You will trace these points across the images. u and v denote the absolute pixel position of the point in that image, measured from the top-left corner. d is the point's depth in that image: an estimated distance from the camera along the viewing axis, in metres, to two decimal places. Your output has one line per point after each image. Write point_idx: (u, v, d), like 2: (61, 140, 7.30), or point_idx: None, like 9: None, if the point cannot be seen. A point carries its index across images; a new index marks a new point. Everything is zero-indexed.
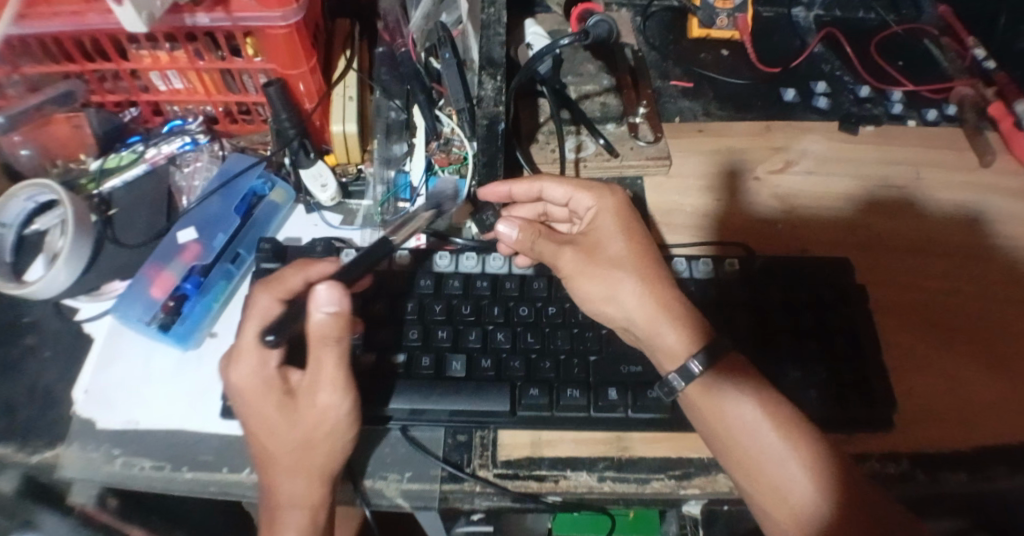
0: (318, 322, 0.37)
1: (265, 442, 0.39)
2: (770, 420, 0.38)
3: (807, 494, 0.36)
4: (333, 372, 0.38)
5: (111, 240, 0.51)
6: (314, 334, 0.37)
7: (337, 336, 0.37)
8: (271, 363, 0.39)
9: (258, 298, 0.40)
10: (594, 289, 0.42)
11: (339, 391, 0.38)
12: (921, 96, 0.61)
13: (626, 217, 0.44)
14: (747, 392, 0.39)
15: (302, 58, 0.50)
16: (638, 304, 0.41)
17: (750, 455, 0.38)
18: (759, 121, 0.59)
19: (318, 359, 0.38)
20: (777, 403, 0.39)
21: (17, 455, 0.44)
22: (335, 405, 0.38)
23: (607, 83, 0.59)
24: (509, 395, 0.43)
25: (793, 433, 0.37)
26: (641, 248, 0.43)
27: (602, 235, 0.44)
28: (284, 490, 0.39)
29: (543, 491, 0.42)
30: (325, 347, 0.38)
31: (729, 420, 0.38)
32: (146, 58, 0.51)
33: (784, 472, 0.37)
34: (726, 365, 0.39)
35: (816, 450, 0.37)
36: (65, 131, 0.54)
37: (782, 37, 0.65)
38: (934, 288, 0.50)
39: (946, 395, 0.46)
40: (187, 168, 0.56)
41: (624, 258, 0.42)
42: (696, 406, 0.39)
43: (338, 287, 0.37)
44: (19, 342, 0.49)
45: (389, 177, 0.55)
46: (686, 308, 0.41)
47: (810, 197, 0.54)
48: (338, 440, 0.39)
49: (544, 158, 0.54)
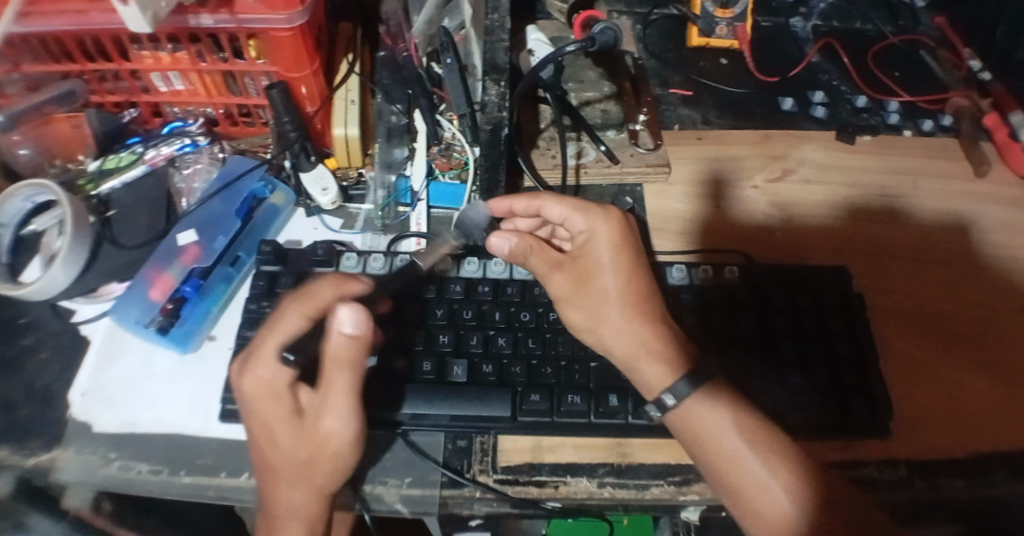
0: (336, 342, 0.36)
1: (267, 454, 0.38)
2: (751, 445, 0.37)
3: (793, 520, 0.35)
4: (343, 395, 0.37)
5: (110, 241, 0.51)
6: (331, 354, 0.36)
7: (352, 358, 0.36)
8: (283, 380, 0.37)
9: (284, 313, 0.39)
10: (579, 318, 0.42)
11: (343, 415, 0.37)
12: (917, 107, 0.61)
13: (622, 242, 0.43)
14: (726, 417, 0.38)
15: (305, 62, 0.50)
16: (626, 333, 0.40)
17: (734, 480, 0.37)
18: (758, 129, 0.59)
19: (328, 380, 0.37)
20: (756, 424, 0.38)
21: (12, 457, 0.43)
22: (339, 429, 0.37)
23: (609, 90, 0.59)
24: (511, 400, 0.43)
25: (774, 455, 0.37)
26: (634, 275, 0.42)
27: (595, 262, 0.42)
28: (284, 499, 0.38)
29: (543, 497, 0.42)
30: (338, 369, 0.36)
31: (712, 443, 0.38)
32: (147, 59, 0.51)
33: (769, 496, 0.36)
34: (704, 385, 0.39)
35: (799, 471, 0.37)
36: (65, 131, 0.54)
37: (781, 46, 0.65)
38: (932, 296, 0.51)
39: (944, 402, 0.46)
40: (186, 170, 0.56)
41: (615, 286, 0.41)
42: (680, 429, 0.39)
43: (361, 309, 0.36)
44: (16, 342, 0.49)
45: (389, 182, 0.54)
46: (668, 335, 0.41)
47: (809, 205, 0.55)
48: (341, 461, 0.38)
49: (545, 164, 0.54)
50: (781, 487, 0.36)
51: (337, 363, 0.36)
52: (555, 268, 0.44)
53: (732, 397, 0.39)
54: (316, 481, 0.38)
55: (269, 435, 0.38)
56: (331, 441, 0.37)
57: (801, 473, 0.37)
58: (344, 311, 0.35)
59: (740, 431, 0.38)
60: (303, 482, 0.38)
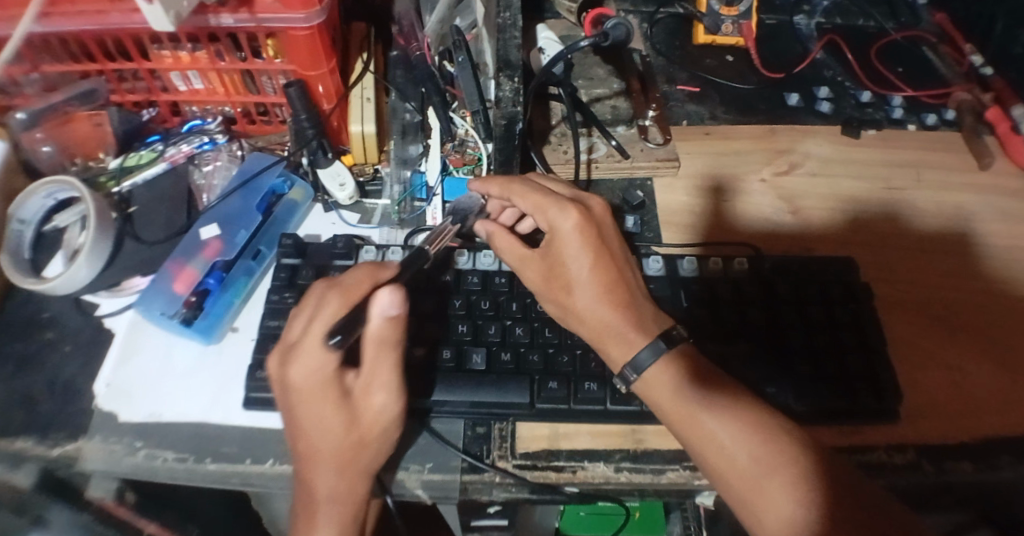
0: (377, 325, 0.39)
1: (309, 438, 0.40)
2: (711, 408, 0.39)
3: (756, 476, 0.37)
4: (389, 373, 0.40)
5: (131, 237, 0.52)
6: (373, 337, 0.40)
7: (395, 338, 0.40)
8: (330, 366, 0.40)
9: (326, 297, 0.41)
10: (550, 309, 0.45)
11: (392, 394, 0.40)
12: (920, 101, 0.62)
13: (584, 231, 0.44)
14: (686, 383, 0.41)
15: (322, 59, 0.51)
16: (598, 315, 0.43)
17: (699, 443, 0.39)
18: (764, 124, 0.60)
19: (375, 364, 0.40)
20: (716, 393, 0.40)
21: (37, 448, 0.44)
22: (387, 406, 0.40)
23: (617, 87, 0.61)
24: (529, 387, 0.45)
25: (733, 418, 0.39)
26: (599, 262, 0.44)
27: (559, 255, 0.45)
28: (323, 485, 0.39)
29: (561, 482, 0.43)
30: (384, 347, 0.40)
31: (679, 417, 0.40)
32: (167, 58, 0.52)
33: (743, 466, 0.38)
34: (660, 358, 0.41)
35: (766, 436, 0.38)
36: (86, 129, 0.56)
37: (785, 43, 0.66)
38: (938, 284, 0.52)
39: (949, 389, 0.47)
40: (206, 167, 0.57)
41: (582, 275, 0.44)
42: (649, 396, 0.41)
43: (398, 292, 0.40)
44: (40, 337, 0.50)
45: (405, 177, 0.55)
46: (643, 308, 0.44)
47: (816, 198, 0.56)
48: (388, 438, 0.41)
49: (557, 159, 0.55)
50: (750, 457, 0.38)
51: (381, 342, 0.40)
52: (525, 262, 0.46)
53: (691, 369, 0.41)
54: (345, 464, 0.40)
55: (307, 422, 0.40)
56: (381, 421, 0.40)
57: (768, 441, 0.38)
58: (386, 294, 0.39)
59: (701, 403, 0.40)
60: (343, 467, 0.40)
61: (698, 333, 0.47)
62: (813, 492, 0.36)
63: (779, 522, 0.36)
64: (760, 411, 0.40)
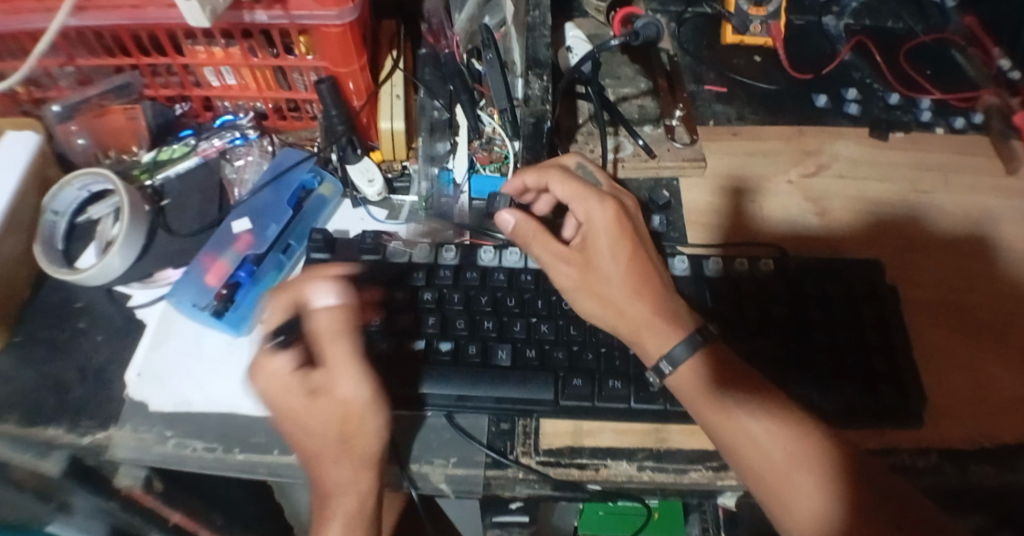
0: (322, 316, 0.42)
1: (304, 439, 0.42)
2: (743, 403, 0.40)
3: (790, 470, 0.38)
4: (346, 362, 0.42)
5: (163, 229, 0.54)
6: (320, 328, 0.42)
7: (342, 324, 0.42)
8: (288, 366, 0.42)
9: (271, 306, 0.44)
10: (585, 304, 0.45)
11: (355, 379, 0.41)
12: (948, 104, 0.62)
13: (620, 226, 0.46)
14: (718, 378, 0.41)
15: (354, 56, 0.52)
16: (634, 311, 0.44)
17: (731, 437, 0.40)
18: (792, 125, 0.60)
19: (327, 353, 0.42)
20: (748, 389, 0.41)
21: (68, 436, 0.45)
22: (356, 392, 0.41)
23: (644, 86, 0.61)
24: (553, 384, 0.45)
25: (766, 413, 0.40)
26: (633, 257, 0.46)
27: (595, 248, 0.46)
28: (334, 477, 0.42)
29: (584, 479, 0.43)
30: (336, 339, 0.42)
31: (709, 410, 0.41)
32: (201, 54, 0.53)
33: (774, 460, 0.39)
34: (695, 352, 0.42)
35: (798, 431, 0.39)
36: (121, 122, 0.56)
37: (813, 44, 0.66)
38: (963, 288, 0.52)
39: (972, 393, 0.47)
40: (238, 162, 0.58)
41: (616, 270, 0.45)
42: (680, 390, 0.42)
43: (338, 284, 0.43)
44: (73, 325, 0.51)
45: (433, 174, 0.56)
46: (678, 308, 0.45)
47: (843, 200, 0.56)
48: (370, 423, 0.41)
49: (583, 157, 0.56)
50: (785, 451, 0.38)
51: (329, 333, 0.42)
52: (563, 256, 0.46)
53: (722, 363, 0.42)
54: (351, 459, 0.42)
55: (294, 424, 0.42)
56: (357, 405, 0.41)
57: (800, 435, 0.39)
58: (320, 287, 0.43)
59: (732, 397, 0.40)
60: (351, 462, 0.42)
61: (724, 333, 0.47)
62: (847, 487, 0.37)
63: (810, 514, 0.37)
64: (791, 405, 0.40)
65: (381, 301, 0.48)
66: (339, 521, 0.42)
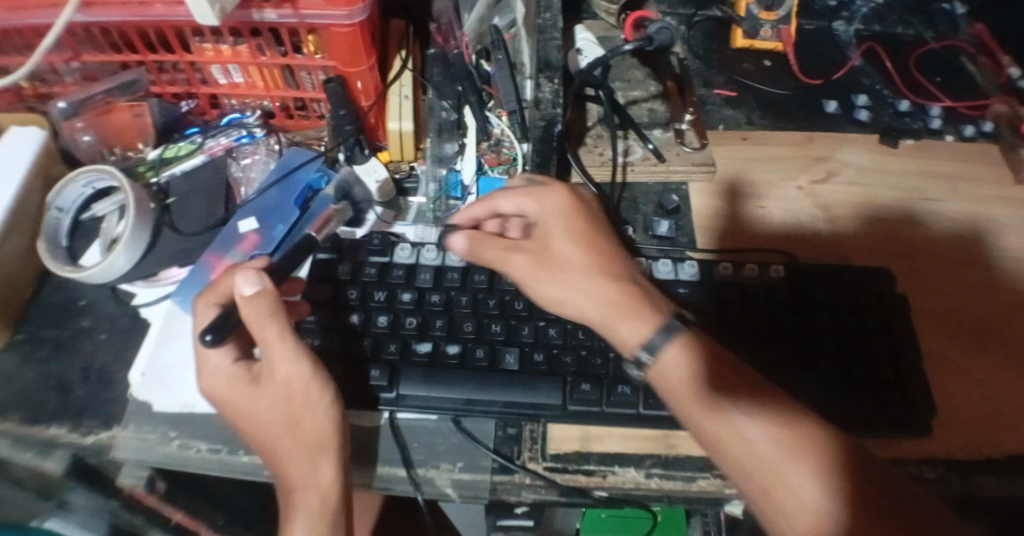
0: (246, 303, 0.42)
1: (258, 435, 0.42)
2: (731, 398, 0.39)
3: (782, 467, 0.36)
4: (281, 343, 0.42)
5: (168, 226, 0.53)
6: (248, 317, 0.42)
7: (268, 308, 0.42)
8: (227, 360, 0.43)
9: (196, 306, 0.44)
10: (547, 291, 0.44)
11: (292, 359, 0.42)
12: (958, 112, 0.61)
13: (575, 212, 0.46)
14: (705, 373, 0.40)
15: (363, 56, 0.51)
16: (593, 299, 0.43)
17: (720, 434, 0.38)
18: (802, 130, 0.60)
19: (263, 340, 0.42)
20: (737, 385, 0.40)
21: (70, 435, 0.45)
22: (295, 370, 0.42)
23: (654, 90, 0.60)
24: (561, 389, 0.45)
25: (756, 408, 0.38)
26: (590, 241, 0.46)
27: (551, 236, 0.46)
28: (295, 472, 0.41)
29: (590, 486, 0.43)
30: (263, 324, 0.42)
31: (698, 410, 0.39)
32: (208, 52, 0.52)
33: (768, 460, 0.37)
34: (674, 338, 0.41)
35: (790, 426, 0.38)
36: (126, 119, 0.56)
37: (823, 49, 0.66)
38: (971, 297, 0.51)
39: (979, 403, 0.47)
40: (244, 160, 0.57)
41: (574, 253, 0.45)
42: (667, 388, 0.41)
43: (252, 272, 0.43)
44: (76, 323, 0.50)
45: (440, 176, 0.55)
46: (641, 294, 0.44)
47: (853, 207, 0.55)
48: (315, 399, 0.42)
49: (592, 161, 0.55)
50: (776, 446, 0.37)
51: (258, 319, 0.41)
52: (517, 249, 0.46)
53: (710, 359, 0.41)
54: (311, 452, 0.41)
55: (240, 416, 0.42)
56: (300, 384, 0.42)
57: (793, 433, 0.37)
58: (241, 277, 0.42)
59: (722, 395, 0.39)
60: (309, 453, 0.41)
61: (734, 340, 0.47)
62: (842, 482, 0.35)
63: (807, 516, 0.35)
64: (784, 402, 0.39)
65: (388, 301, 0.48)
66: (299, 519, 0.41)
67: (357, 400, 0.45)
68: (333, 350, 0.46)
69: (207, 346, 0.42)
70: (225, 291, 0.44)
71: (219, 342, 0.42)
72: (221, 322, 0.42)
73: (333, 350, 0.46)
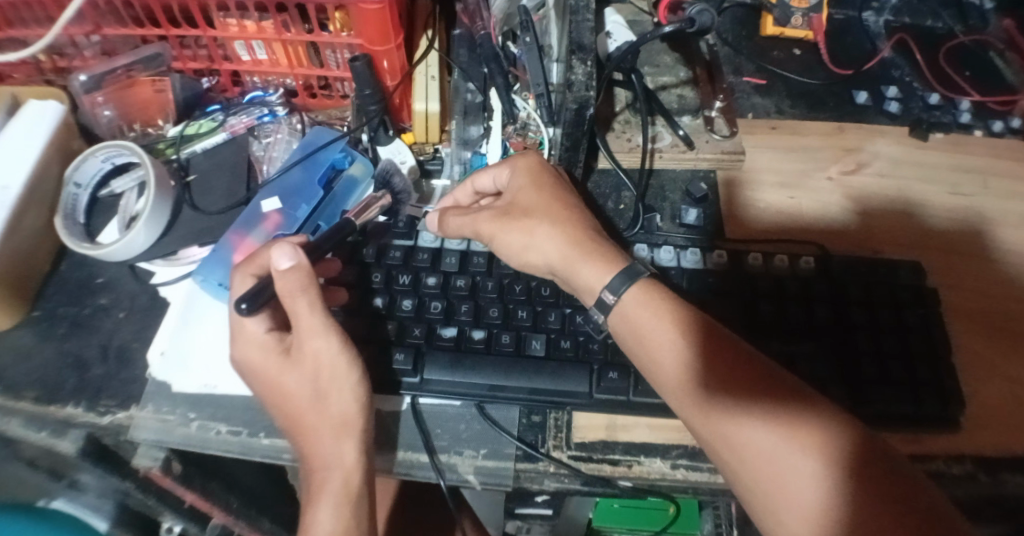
0: (283, 278, 0.41)
1: (286, 408, 0.42)
2: (728, 394, 0.37)
3: (784, 466, 0.35)
4: (310, 319, 0.41)
5: (189, 205, 0.53)
6: (283, 290, 0.41)
7: (301, 284, 0.41)
8: (261, 328, 0.43)
9: (234, 276, 0.44)
10: (516, 238, 0.44)
11: (323, 335, 0.41)
12: (987, 107, 0.60)
13: (540, 169, 0.47)
14: (699, 367, 0.38)
15: (390, 34, 0.50)
16: (554, 244, 0.43)
17: (720, 434, 0.37)
18: (832, 121, 0.59)
19: (295, 313, 0.41)
20: (733, 378, 0.37)
21: (87, 415, 0.44)
22: (324, 348, 0.41)
23: (684, 75, 0.60)
24: (588, 376, 0.44)
25: (753, 405, 0.37)
26: (551, 191, 0.46)
27: (516, 191, 0.46)
28: (320, 451, 0.41)
29: (616, 475, 0.43)
30: (296, 299, 0.41)
31: (697, 407, 0.38)
32: (232, 27, 0.51)
33: (768, 458, 0.35)
34: (635, 281, 0.41)
35: (791, 422, 0.36)
36: (148, 95, 0.55)
37: (853, 40, 0.65)
38: (1000, 293, 0.51)
39: (1009, 401, 0.46)
40: (266, 139, 0.56)
41: (537, 202, 0.45)
42: (664, 382, 0.39)
43: (289, 245, 0.42)
44: (94, 301, 0.50)
45: (465, 158, 0.55)
46: (600, 241, 0.44)
47: (884, 199, 0.55)
48: (341, 379, 0.42)
49: (621, 147, 0.55)
50: (777, 444, 0.35)
51: (292, 294, 0.41)
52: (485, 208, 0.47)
53: (706, 347, 0.39)
54: (338, 433, 0.41)
55: (269, 385, 0.42)
56: (328, 363, 0.41)
57: (797, 429, 0.35)
58: (277, 251, 0.42)
59: (722, 390, 0.37)
60: (333, 435, 0.41)
61: (766, 331, 0.46)
62: (845, 480, 0.34)
63: (808, 515, 0.34)
64: (785, 391, 0.37)
65: (413, 284, 0.47)
66: (326, 499, 0.41)
67: (382, 383, 0.44)
68: (359, 332, 0.45)
69: (242, 315, 0.42)
70: (263, 263, 0.44)
71: (255, 311, 0.42)
72: (257, 291, 0.42)
73: (358, 332, 0.45)
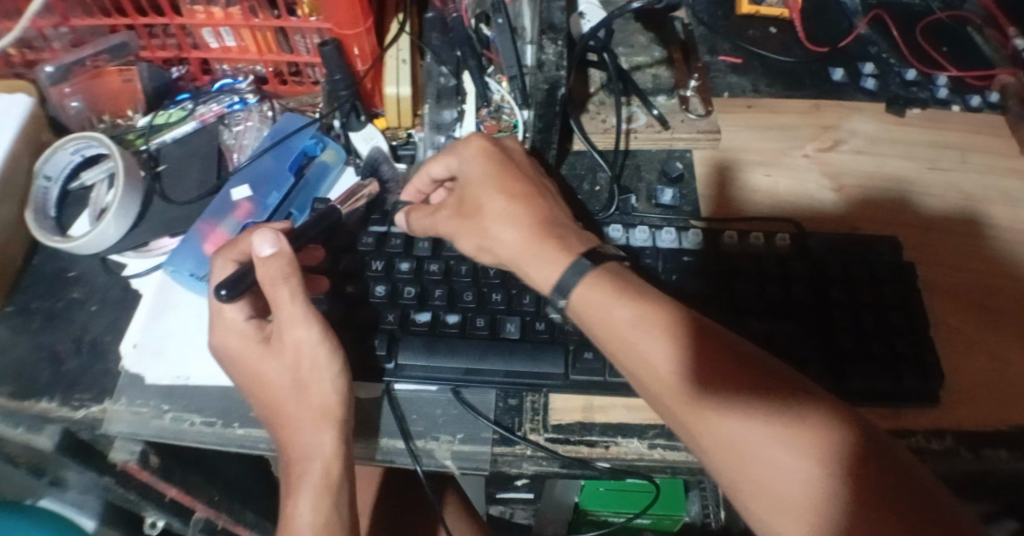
0: (264, 264, 0.41)
1: (263, 397, 0.42)
2: (703, 386, 0.36)
3: (768, 457, 0.34)
4: (291, 306, 0.41)
5: (160, 196, 0.52)
6: (263, 277, 0.41)
7: (282, 272, 0.41)
8: (240, 316, 0.43)
9: (214, 261, 0.43)
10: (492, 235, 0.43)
11: (303, 324, 0.41)
12: (964, 82, 0.60)
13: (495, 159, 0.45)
14: (672, 356, 0.37)
15: (360, 18, 0.50)
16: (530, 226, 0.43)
17: (699, 428, 0.36)
18: (809, 98, 0.59)
19: (275, 300, 0.41)
20: (706, 369, 0.36)
21: (61, 410, 0.44)
22: (303, 336, 0.41)
23: (659, 55, 0.58)
24: (564, 358, 0.44)
25: (730, 396, 0.35)
26: (511, 180, 0.44)
27: (478, 183, 0.45)
28: (299, 441, 0.41)
29: (593, 457, 0.43)
30: (277, 287, 0.41)
31: (685, 405, 0.36)
32: (200, 14, 0.51)
33: (750, 452, 0.34)
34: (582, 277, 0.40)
35: (770, 411, 0.34)
36: (116, 84, 0.55)
37: (830, 17, 0.64)
38: (979, 269, 0.50)
39: (989, 376, 0.46)
40: (237, 127, 0.56)
41: (494, 197, 0.43)
42: (636, 374, 0.38)
43: (270, 231, 0.41)
44: (66, 295, 0.49)
45: (438, 142, 0.54)
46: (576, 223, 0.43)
47: (862, 176, 0.55)
48: (320, 366, 0.41)
49: (595, 128, 0.55)
50: (758, 435, 0.34)
51: (274, 281, 0.41)
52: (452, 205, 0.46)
53: (677, 337, 0.37)
54: (321, 420, 0.41)
55: (248, 373, 0.42)
56: (307, 351, 0.41)
57: (795, 427, 0.33)
58: (258, 238, 0.41)
59: (714, 387, 0.35)
60: (312, 424, 0.41)
61: (744, 308, 0.46)
62: (832, 470, 0.32)
63: (796, 508, 0.32)
64: (762, 378, 0.35)
65: (386, 270, 0.47)
66: (306, 491, 0.40)
67: (359, 372, 0.44)
68: (335, 321, 0.45)
69: (222, 302, 0.41)
70: (246, 248, 0.43)
71: (235, 297, 0.41)
72: (237, 278, 0.41)
73: (335, 320, 0.45)
